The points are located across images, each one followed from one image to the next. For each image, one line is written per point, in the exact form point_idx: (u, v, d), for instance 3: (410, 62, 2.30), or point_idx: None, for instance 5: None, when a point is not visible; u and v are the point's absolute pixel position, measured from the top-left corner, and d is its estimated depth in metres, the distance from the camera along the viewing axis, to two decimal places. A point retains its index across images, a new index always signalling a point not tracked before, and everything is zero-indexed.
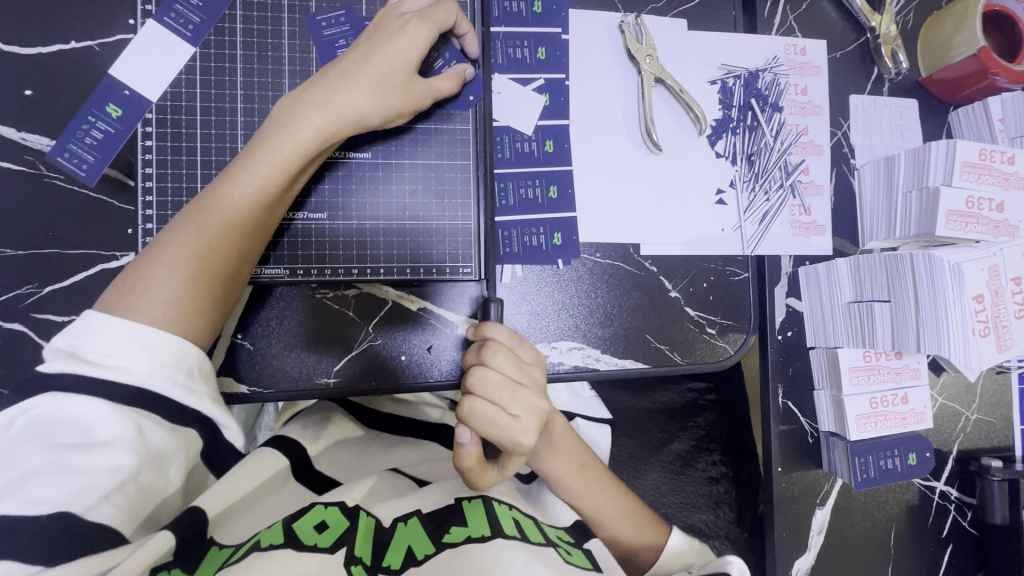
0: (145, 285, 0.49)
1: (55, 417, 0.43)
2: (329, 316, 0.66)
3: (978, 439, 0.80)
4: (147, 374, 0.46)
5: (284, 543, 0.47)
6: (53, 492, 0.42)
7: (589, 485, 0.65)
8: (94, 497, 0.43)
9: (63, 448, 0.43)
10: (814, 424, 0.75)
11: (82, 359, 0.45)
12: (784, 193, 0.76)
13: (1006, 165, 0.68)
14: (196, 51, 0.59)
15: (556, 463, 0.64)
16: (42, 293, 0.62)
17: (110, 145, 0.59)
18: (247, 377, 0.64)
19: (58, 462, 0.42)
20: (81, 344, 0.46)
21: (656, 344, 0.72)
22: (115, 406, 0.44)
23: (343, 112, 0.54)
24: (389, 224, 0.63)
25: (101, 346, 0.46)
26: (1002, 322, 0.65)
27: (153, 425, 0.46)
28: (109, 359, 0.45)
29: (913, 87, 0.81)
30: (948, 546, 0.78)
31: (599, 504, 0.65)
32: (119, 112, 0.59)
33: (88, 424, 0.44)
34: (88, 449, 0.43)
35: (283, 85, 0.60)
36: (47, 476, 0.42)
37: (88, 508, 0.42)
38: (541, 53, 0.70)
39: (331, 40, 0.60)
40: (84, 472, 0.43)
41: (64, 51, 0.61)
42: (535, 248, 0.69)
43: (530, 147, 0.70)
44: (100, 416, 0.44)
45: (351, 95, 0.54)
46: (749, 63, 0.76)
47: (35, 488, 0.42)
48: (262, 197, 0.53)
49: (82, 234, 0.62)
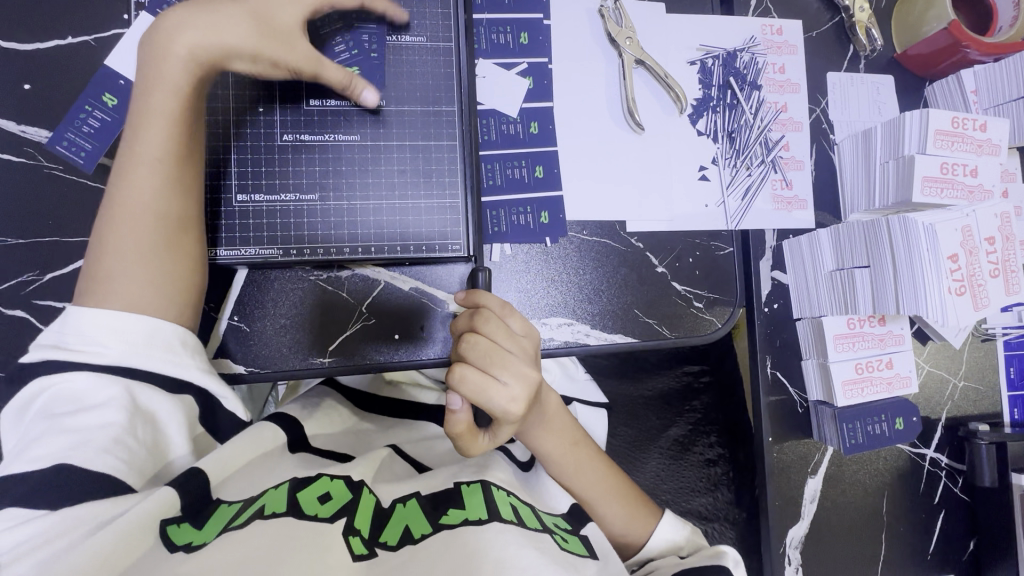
0: (104, 266, 0.54)
1: (55, 393, 0.49)
2: (324, 298, 0.67)
3: (966, 405, 0.81)
4: (122, 353, 0.51)
5: (287, 513, 0.48)
6: (55, 449, 0.46)
7: (578, 465, 0.66)
8: (94, 451, 0.47)
9: (58, 416, 0.48)
10: (803, 394, 0.77)
11: (66, 348, 0.50)
12: (766, 168, 0.78)
13: (978, 132, 0.71)
14: None
15: (548, 439, 0.65)
16: (43, 280, 0.63)
17: (107, 133, 0.63)
18: (244, 358, 0.65)
19: (57, 425, 0.47)
20: (64, 337, 0.51)
21: (644, 318, 0.73)
22: (101, 373, 0.50)
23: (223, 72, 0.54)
24: (378, 204, 0.65)
25: (80, 333, 0.51)
26: (978, 281, 0.66)
27: (142, 387, 0.51)
28: (87, 344, 0.51)
29: (888, 64, 0.83)
30: (940, 512, 0.79)
31: (588, 484, 0.66)
32: (116, 101, 0.63)
33: (81, 392, 0.49)
34: (83, 412, 0.48)
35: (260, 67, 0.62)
36: (47, 438, 0.47)
37: (87, 458, 0.46)
38: (523, 38, 0.73)
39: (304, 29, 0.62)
40: (80, 431, 0.48)
41: (61, 46, 0.63)
42: (522, 227, 0.71)
43: (515, 130, 0.72)
44: (88, 385, 0.49)
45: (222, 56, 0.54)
46: (727, 44, 0.78)
47: (37, 448, 0.46)
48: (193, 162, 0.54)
49: (81, 222, 0.64)
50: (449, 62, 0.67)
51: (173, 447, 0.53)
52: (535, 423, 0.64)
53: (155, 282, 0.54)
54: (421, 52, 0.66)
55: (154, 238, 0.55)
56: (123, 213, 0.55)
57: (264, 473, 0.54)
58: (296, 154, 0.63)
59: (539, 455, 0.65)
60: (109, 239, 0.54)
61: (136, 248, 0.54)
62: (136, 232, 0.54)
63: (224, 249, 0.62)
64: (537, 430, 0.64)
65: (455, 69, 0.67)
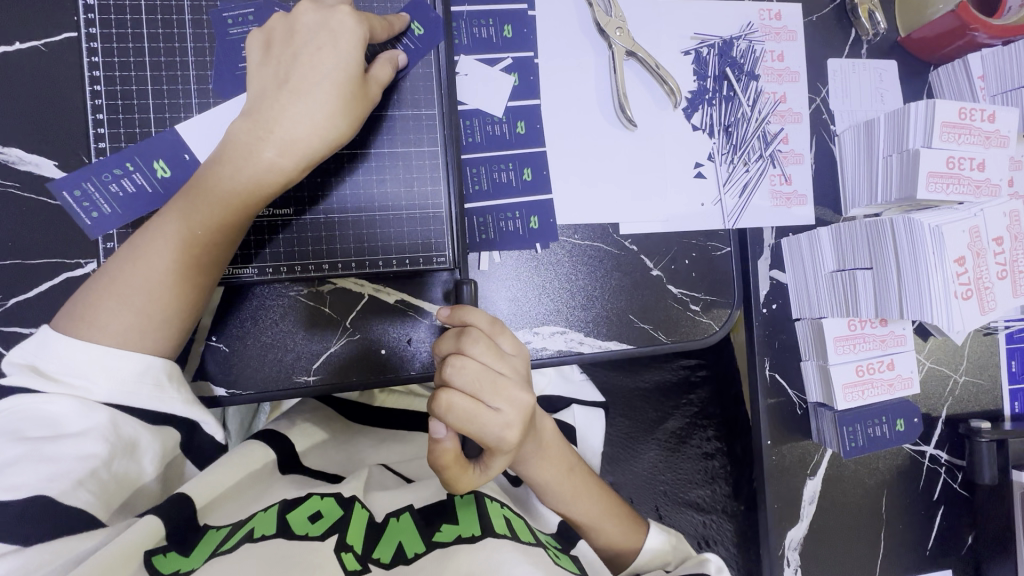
0: (105, 305, 0.49)
1: (28, 414, 0.46)
2: (306, 314, 0.64)
3: (967, 402, 0.80)
4: (110, 392, 0.48)
5: (277, 534, 0.47)
6: (26, 478, 0.44)
7: (576, 491, 0.62)
8: (68, 483, 0.45)
9: (33, 440, 0.45)
10: (802, 395, 0.75)
11: (44, 372, 0.47)
12: (764, 162, 0.74)
13: (986, 123, 0.68)
14: (94, 32, 0.56)
15: (544, 470, 0.61)
16: (7, 305, 0.60)
17: (140, 202, 0.56)
18: (225, 379, 0.63)
19: (30, 452, 0.45)
20: (42, 358, 0.48)
21: (640, 324, 0.71)
22: (83, 401, 0.47)
23: (304, 141, 0.51)
24: (358, 216, 0.61)
25: (61, 361, 0.48)
26: (985, 284, 0.64)
27: (128, 419, 0.48)
28: (70, 376, 0.48)
29: (891, 48, 0.79)
30: (939, 508, 0.79)
31: (587, 510, 0.63)
32: (167, 173, 0.57)
33: (58, 418, 0.46)
34: (56, 440, 0.46)
35: (209, 76, 0.58)
36: (21, 465, 0.44)
37: (63, 492, 0.45)
38: (507, 31, 0.68)
39: (237, 39, 0.57)
40: (55, 460, 0.45)
41: (9, 53, 0.59)
42: (511, 233, 0.68)
43: (502, 130, 0.68)
44: (71, 412, 0.47)
45: (300, 123, 0.51)
46: (723, 31, 0.74)
47: (9, 475, 0.44)
48: (223, 221, 0.52)
49: (45, 242, 0.60)
50: (428, 61, 0.62)
51: (145, 472, 0.50)
52: (530, 453, 0.59)
53: (155, 342, 0.51)
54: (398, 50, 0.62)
55: (155, 300, 0.50)
56: (139, 269, 0.50)
57: (253, 496, 0.53)
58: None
59: (535, 485, 0.61)
60: (112, 284, 0.50)
61: (145, 309, 0.50)
62: (140, 291, 0.50)
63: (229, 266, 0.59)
64: (533, 460, 0.60)
65: (435, 69, 0.62)
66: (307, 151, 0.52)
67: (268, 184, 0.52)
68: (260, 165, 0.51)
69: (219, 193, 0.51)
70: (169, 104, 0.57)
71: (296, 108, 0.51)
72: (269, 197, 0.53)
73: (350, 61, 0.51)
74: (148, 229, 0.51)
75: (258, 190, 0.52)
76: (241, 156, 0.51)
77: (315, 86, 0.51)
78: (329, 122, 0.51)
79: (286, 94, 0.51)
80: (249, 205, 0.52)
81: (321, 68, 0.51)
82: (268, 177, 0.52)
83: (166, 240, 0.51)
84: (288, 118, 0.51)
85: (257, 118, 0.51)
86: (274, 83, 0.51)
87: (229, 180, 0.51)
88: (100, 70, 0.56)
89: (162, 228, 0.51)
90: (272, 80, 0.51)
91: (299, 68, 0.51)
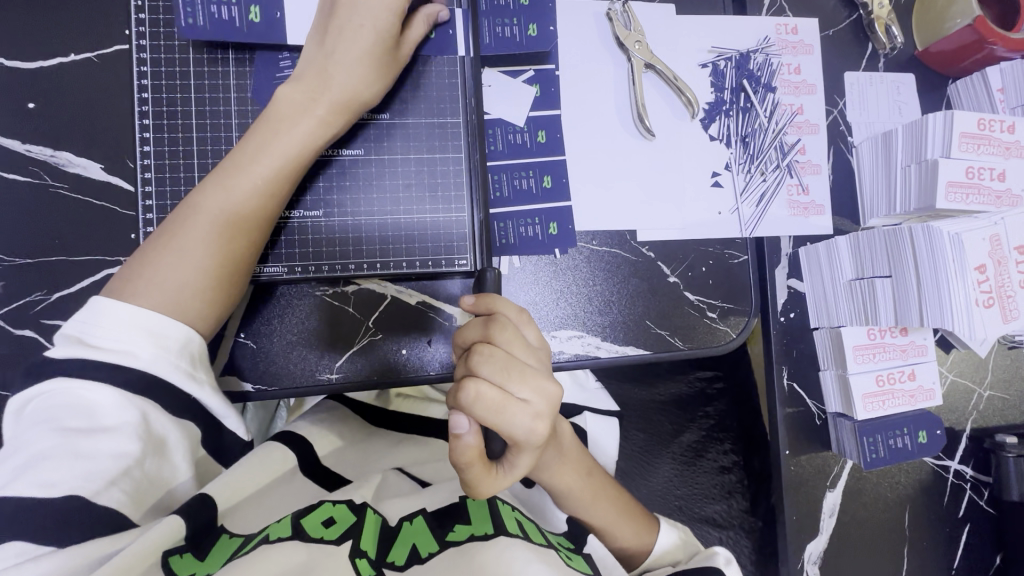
0: (157, 267, 0.52)
1: (67, 401, 0.46)
2: (332, 314, 0.66)
3: (992, 416, 0.78)
4: (153, 358, 0.49)
5: (292, 536, 0.48)
6: (63, 476, 0.44)
7: (594, 495, 0.63)
8: (102, 482, 0.45)
9: (73, 433, 0.46)
10: (821, 406, 0.75)
11: (89, 343, 0.48)
12: (781, 173, 0.75)
13: (1006, 134, 0.68)
14: (145, 44, 0.60)
15: (563, 476, 0.61)
16: (50, 299, 0.63)
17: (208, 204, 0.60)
18: (251, 375, 0.65)
19: (67, 446, 0.45)
20: (88, 330, 0.48)
21: (657, 330, 0.72)
22: (122, 393, 0.47)
23: (347, 103, 0.58)
24: (382, 219, 0.64)
25: (106, 328, 0.48)
26: (1007, 292, 0.64)
27: (158, 414, 0.49)
28: (113, 343, 0.48)
29: (909, 62, 0.80)
30: (964, 526, 0.77)
31: (606, 515, 0.63)
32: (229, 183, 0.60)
33: (94, 408, 0.47)
34: (94, 434, 0.46)
35: (248, 85, 0.61)
36: (56, 460, 0.44)
37: (97, 492, 0.45)
38: (531, 29, 0.69)
39: (275, 52, 0.61)
40: (91, 457, 0.45)
41: (64, 64, 0.63)
42: (531, 238, 0.69)
43: (522, 139, 0.70)
44: (108, 402, 0.47)
45: (349, 80, 0.57)
46: (740, 45, 0.76)
47: (45, 472, 0.44)
48: (273, 184, 0.55)
49: (88, 241, 0.63)
50: (453, 71, 0.65)
51: (178, 472, 0.51)
52: (551, 459, 0.60)
53: (203, 295, 0.53)
54: (424, 63, 0.64)
55: (212, 250, 0.53)
56: (194, 215, 0.53)
57: (271, 503, 0.55)
58: (317, 171, 0.62)
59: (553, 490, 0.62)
60: (174, 238, 0.53)
61: (203, 259, 0.53)
62: (196, 239, 0.53)
63: (272, 266, 0.62)
64: (553, 467, 0.60)
65: (460, 80, 0.65)
66: (351, 107, 0.58)
67: (315, 142, 0.57)
68: (301, 115, 0.56)
69: (269, 157, 0.55)
70: (209, 111, 0.61)
71: (342, 71, 0.57)
72: (319, 149, 0.58)
73: (386, 31, 0.57)
74: (206, 182, 0.55)
75: (306, 151, 0.57)
76: (297, 113, 0.56)
77: (356, 50, 0.57)
78: (365, 82, 0.58)
79: (335, 59, 0.57)
80: (302, 157, 0.57)
81: (357, 40, 0.57)
82: (316, 140, 0.57)
83: (215, 204, 0.53)
84: (335, 84, 0.57)
85: (309, 88, 0.57)
86: (325, 49, 0.57)
87: (284, 134, 0.56)
88: (148, 79, 0.60)
89: (210, 190, 0.54)
90: (317, 46, 0.58)
91: (339, 45, 0.57)
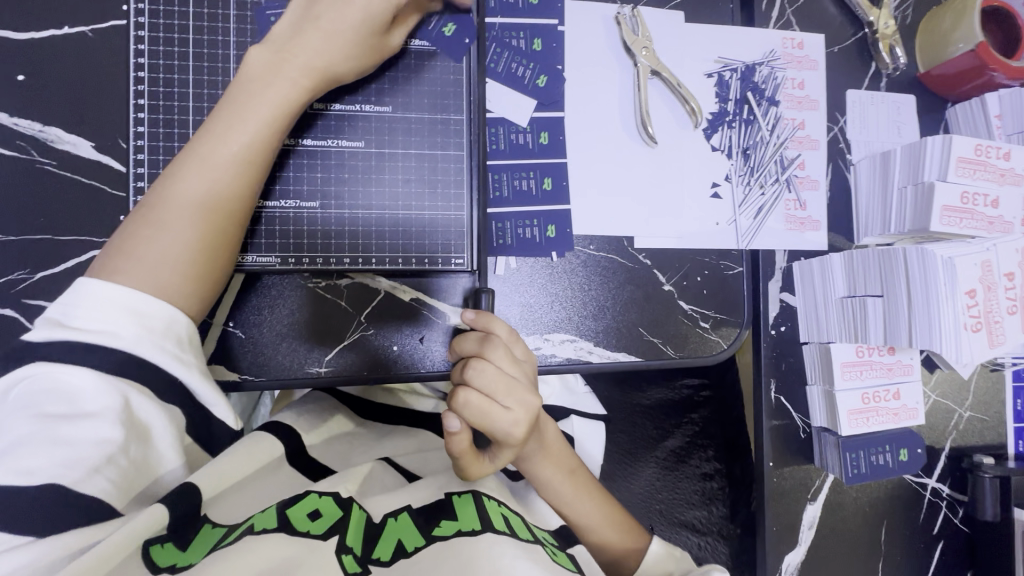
0: (139, 244, 0.50)
1: (47, 387, 0.45)
2: (324, 308, 0.65)
3: (971, 436, 0.80)
4: (137, 338, 0.47)
5: (278, 528, 0.47)
6: (42, 463, 0.43)
7: (577, 491, 0.63)
8: (84, 470, 0.44)
9: (53, 418, 0.44)
10: (806, 419, 0.75)
11: (71, 325, 0.46)
12: (780, 187, 0.76)
13: (1001, 160, 0.69)
14: (144, 21, 0.58)
15: (546, 467, 0.61)
16: (34, 278, 0.62)
17: None
18: (239, 365, 0.64)
19: (46, 432, 0.43)
20: (68, 312, 0.47)
21: (649, 337, 0.72)
22: (105, 377, 0.46)
23: (325, 68, 0.56)
24: (380, 215, 0.63)
25: (88, 311, 0.47)
26: (994, 318, 0.66)
27: (141, 400, 0.47)
28: (96, 324, 0.47)
29: (911, 83, 0.81)
30: (938, 543, 0.79)
31: (586, 512, 0.63)
32: None
33: (77, 393, 0.45)
34: (75, 420, 0.44)
35: None
36: (35, 447, 0.43)
37: (79, 480, 0.44)
38: (536, 44, 0.70)
39: None
40: (72, 444, 0.44)
41: (57, 37, 0.61)
42: (528, 240, 0.69)
43: (525, 139, 0.70)
44: (90, 388, 0.45)
45: (331, 50, 0.55)
46: (746, 57, 0.76)
47: (24, 459, 0.42)
48: (250, 148, 0.53)
49: (75, 221, 0.62)
50: (458, 69, 0.64)
51: (165, 459, 0.50)
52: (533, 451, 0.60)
53: (189, 270, 0.52)
54: (429, 58, 0.64)
55: (202, 227, 0.52)
56: (176, 189, 0.52)
57: (258, 492, 0.54)
58: (311, 161, 0.61)
59: (536, 481, 0.62)
60: (156, 212, 0.51)
61: (188, 234, 0.51)
62: (185, 216, 0.51)
63: (252, 255, 0.60)
64: (535, 458, 0.61)
65: (465, 76, 0.65)
66: (331, 75, 0.57)
67: (291, 103, 0.55)
68: (291, 93, 0.55)
69: (246, 121, 0.53)
70: (208, 95, 0.59)
71: (321, 45, 0.55)
72: (298, 112, 0.56)
73: (376, 15, 0.56)
74: (184, 153, 0.53)
75: (283, 111, 0.55)
76: (274, 77, 0.54)
77: (343, 26, 0.55)
78: (348, 56, 0.56)
79: (315, 31, 0.55)
80: (283, 119, 0.55)
81: (345, 16, 0.55)
82: (293, 100, 0.55)
83: (196, 174, 0.52)
84: (311, 51, 0.55)
85: (282, 51, 0.55)
86: (304, 21, 0.56)
87: (262, 98, 0.54)
88: (145, 57, 0.58)
89: (191, 160, 0.52)
90: (299, 18, 0.56)
91: (325, 13, 0.55)
